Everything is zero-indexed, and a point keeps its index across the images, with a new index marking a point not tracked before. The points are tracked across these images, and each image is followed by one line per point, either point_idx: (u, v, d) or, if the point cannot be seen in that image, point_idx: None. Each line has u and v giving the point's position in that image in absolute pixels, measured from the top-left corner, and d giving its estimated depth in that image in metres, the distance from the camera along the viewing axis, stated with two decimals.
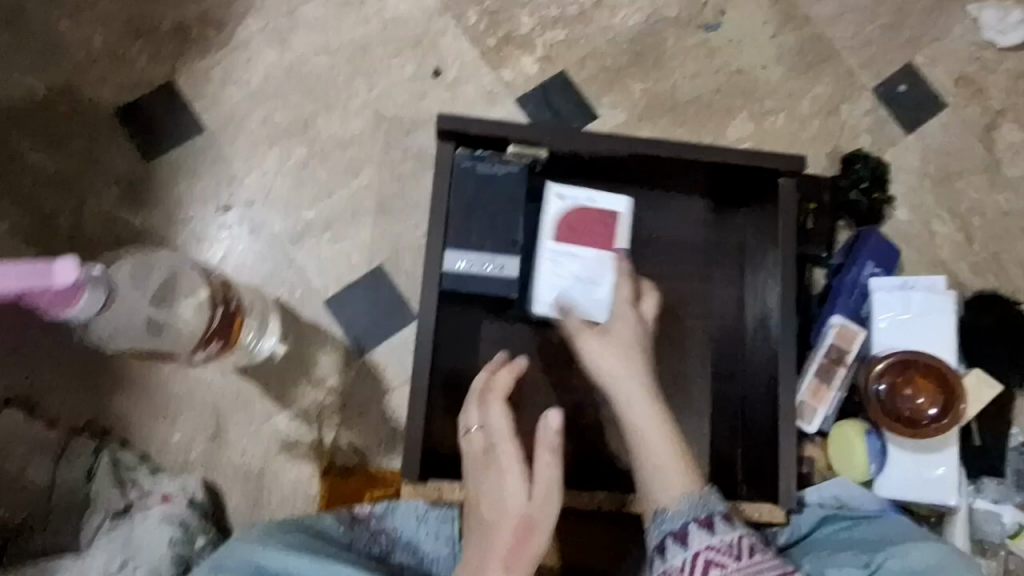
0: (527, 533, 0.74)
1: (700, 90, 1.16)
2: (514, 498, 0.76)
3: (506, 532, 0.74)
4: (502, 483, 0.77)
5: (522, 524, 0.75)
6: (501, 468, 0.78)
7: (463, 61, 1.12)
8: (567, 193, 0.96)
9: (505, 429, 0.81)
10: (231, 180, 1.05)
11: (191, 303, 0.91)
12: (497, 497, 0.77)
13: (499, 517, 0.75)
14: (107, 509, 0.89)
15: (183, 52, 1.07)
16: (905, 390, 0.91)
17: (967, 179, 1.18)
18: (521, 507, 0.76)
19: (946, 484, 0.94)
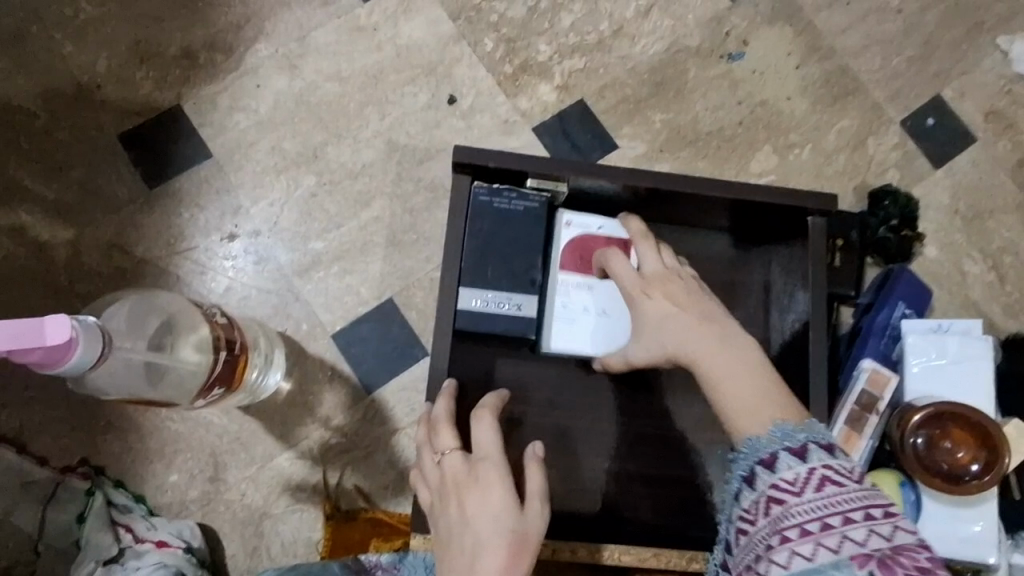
0: (518, 552, 0.64)
1: (722, 122, 1.13)
2: (504, 514, 0.66)
3: (498, 555, 0.63)
4: (484, 503, 0.67)
5: (513, 542, 0.64)
6: (485, 482, 0.68)
7: (478, 89, 1.09)
8: (577, 218, 0.91)
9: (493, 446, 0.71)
10: (237, 209, 1.02)
11: (191, 339, 0.77)
12: (485, 518, 0.66)
13: (485, 542, 0.64)
14: (97, 557, 0.83)
15: (190, 78, 1.04)
16: (943, 443, 0.86)
17: (998, 217, 1.14)
18: (509, 525, 0.65)
19: (984, 542, 0.89)
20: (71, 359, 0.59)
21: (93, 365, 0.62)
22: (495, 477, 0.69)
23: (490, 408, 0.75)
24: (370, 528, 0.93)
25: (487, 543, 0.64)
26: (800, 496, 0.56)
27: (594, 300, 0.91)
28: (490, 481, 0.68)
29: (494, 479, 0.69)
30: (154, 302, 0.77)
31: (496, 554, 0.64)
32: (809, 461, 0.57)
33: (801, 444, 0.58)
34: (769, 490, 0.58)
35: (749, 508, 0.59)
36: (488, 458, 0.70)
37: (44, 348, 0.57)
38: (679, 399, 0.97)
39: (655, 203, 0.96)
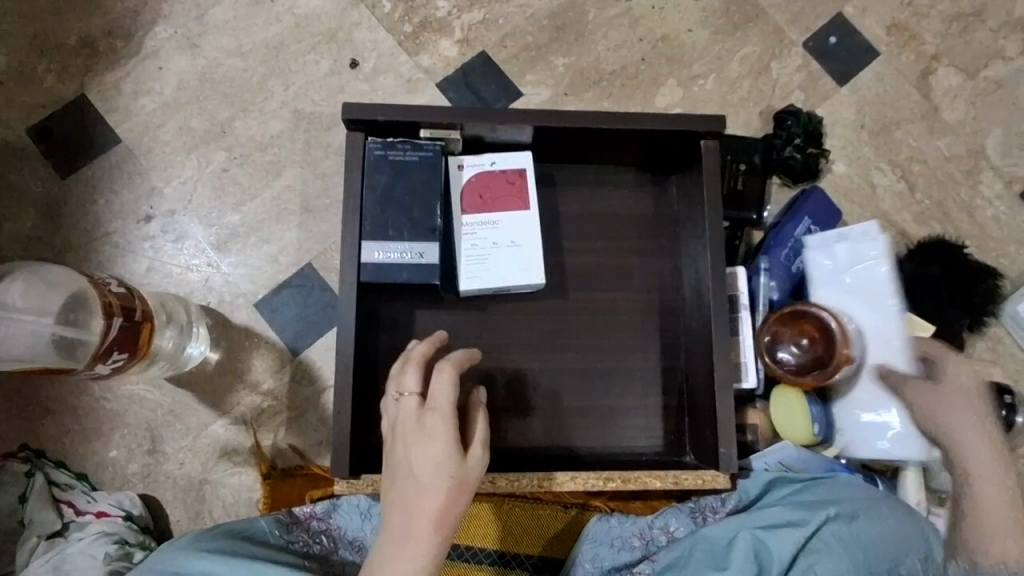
0: (455, 496, 0.68)
1: (625, 60, 1.14)
2: (441, 465, 0.68)
3: (428, 501, 0.68)
4: (428, 451, 0.69)
5: (452, 488, 0.68)
6: (430, 433, 0.69)
7: (380, 51, 1.11)
8: (470, 159, 0.96)
9: (445, 402, 0.71)
10: (151, 191, 1.04)
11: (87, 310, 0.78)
12: (425, 467, 0.69)
13: (425, 486, 0.68)
14: (41, 532, 0.87)
15: (91, 67, 1.06)
16: (792, 340, 0.95)
17: (905, 128, 1.16)
18: (450, 471, 0.68)
19: (905, 441, 0.95)
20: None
21: None
22: (442, 429, 0.69)
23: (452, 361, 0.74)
24: (307, 482, 0.96)
25: (422, 487, 0.68)
26: None
27: (500, 234, 0.95)
28: (433, 436, 0.69)
29: (441, 429, 0.69)
30: (71, 277, 0.80)
31: (433, 498, 0.68)
32: None
33: None
34: None
35: None
36: (439, 411, 0.70)
37: None
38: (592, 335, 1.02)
39: (552, 144, 0.99)
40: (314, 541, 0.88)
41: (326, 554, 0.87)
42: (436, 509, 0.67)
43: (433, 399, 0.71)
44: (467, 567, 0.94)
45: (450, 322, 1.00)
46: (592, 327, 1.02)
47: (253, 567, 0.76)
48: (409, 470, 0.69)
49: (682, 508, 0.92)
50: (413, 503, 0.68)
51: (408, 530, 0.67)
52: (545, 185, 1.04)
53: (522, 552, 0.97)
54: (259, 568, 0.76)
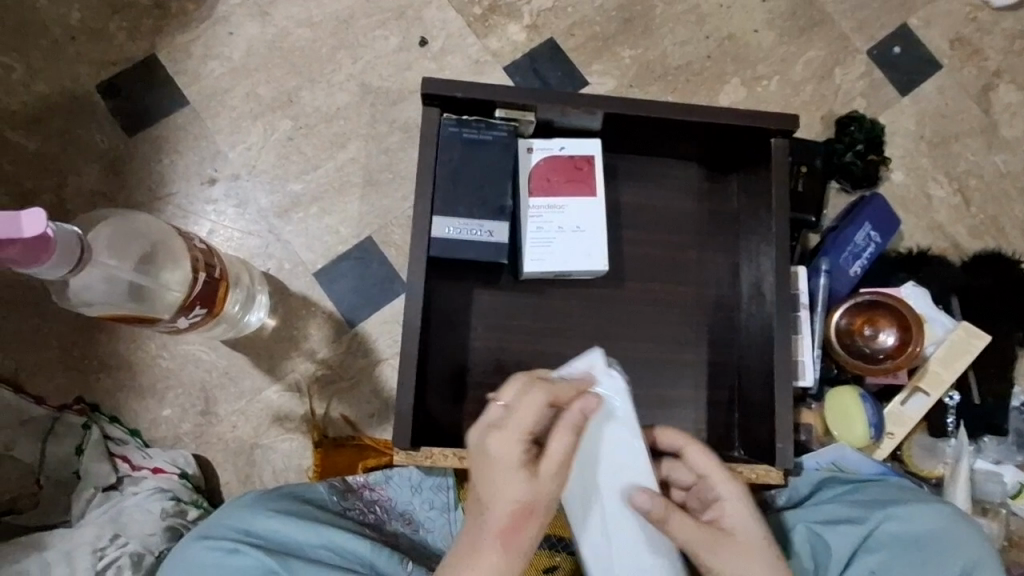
0: (523, 521, 0.61)
1: (691, 56, 1.15)
2: (512, 476, 0.61)
3: (500, 516, 0.61)
4: (499, 472, 0.61)
5: (520, 511, 0.61)
6: (504, 447, 0.61)
7: (449, 31, 1.11)
8: (540, 143, 0.97)
9: (530, 418, 0.62)
10: (216, 154, 1.04)
11: (173, 261, 0.79)
12: (500, 482, 0.61)
13: (491, 504, 0.61)
14: (96, 484, 0.88)
15: (163, 28, 1.06)
16: (865, 331, 0.98)
17: (963, 142, 1.16)
18: (520, 492, 0.61)
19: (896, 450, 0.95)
20: (36, 269, 0.64)
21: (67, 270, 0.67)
22: (515, 441, 0.62)
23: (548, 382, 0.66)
24: (357, 452, 0.97)
25: (493, 505, 0.61)
26: None
27: (566, 219, 0.96)
28: (507, 450, 0.61)
29: (511, 452, 0.61)
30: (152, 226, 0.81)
31: (495, 517, 0.61)
32: None
33: None
34: None
35: None
36: (522, 426, 0.62)
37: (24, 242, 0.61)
38: (646, 325, 1.03)
39: (622, 133, 0.99)
40: (367, 511, 0.88)
41: (380, 525, 0.88)
42: (500, 532, 0.61)
43: (523, 420, 0.62)
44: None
45: (507, 304, 1.01)
46: (647, 318, 1.03)
47: (321, 534, 0.78)
48: (484, 484, 0.62)
49: None
50: (478, 521, 0.62)
51: (483, 551, 0.61)
52: (608, 174, 1.04)
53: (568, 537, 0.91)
54: (327, 535, 0.78)
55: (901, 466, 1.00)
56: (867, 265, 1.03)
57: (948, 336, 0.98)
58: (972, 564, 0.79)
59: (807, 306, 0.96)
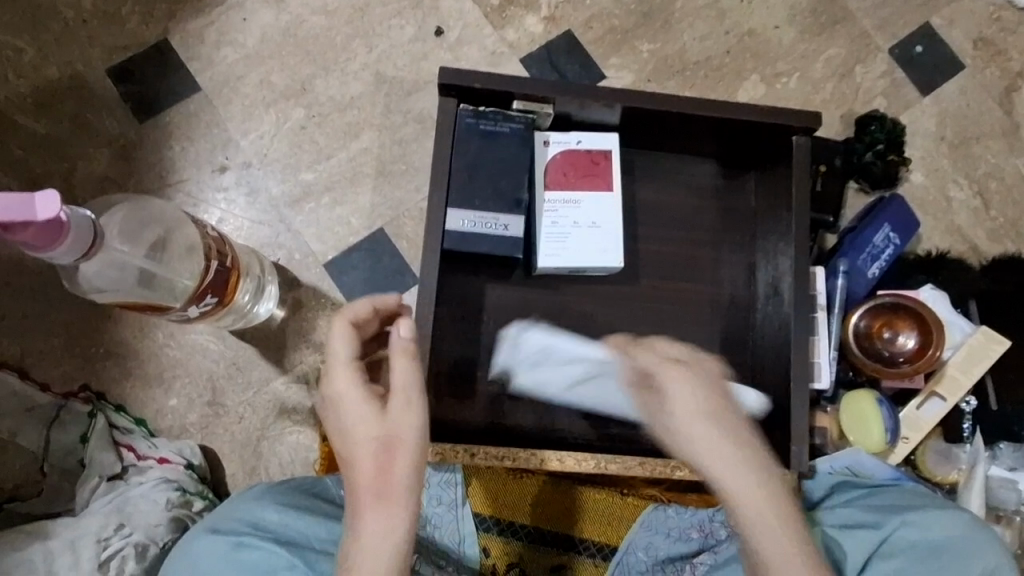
0: (388, 460, 0.59)
1: (710, 52, 1.13)
2: (369, 407, 0.61)
3: (363, 457, 0.59)
4: (343, 412, 0.62)
5: (381, 448, 0.59)
6: (344, 380, 0.62)
7: (465, 21, 1.09)
8: (556, 137, 0.95)
9: (342, 347, 0.64)
10: (228, 142, 1.03)
11: (185, 248, 0.78)
12: (354, 410, 0.61)
13: (351, 450, 0.60)
14: (101, 473, 0.87)
15: (176, 13, 1.05)
16: (883, 334, 0.97)
17: (985, 144, 1.14)
18: (374, 429, 0.60)
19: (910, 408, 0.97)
20: (48, 254, 0.62)
21: (77, 258, 0.66)
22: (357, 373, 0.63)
23: (350, 315, 0.66)
24: None
25: (355, 439, 0.60)
26: None
27: (582, 214, 0.94)
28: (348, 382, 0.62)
29: (344, 379, 0.62)
30: (166, 214, 0.79)
31: (361, 464, 0.59)
32: None
33: None
34: None
35: None
36: (337, 355, 0.64)
37: (37, 226, 0.59)
38: (659, 323, 1.01)
39: (639, 128, 0.98)
40: None
41: None
42: (368, 480, 0.59)
43: (336, 347, 0.64)
44: (501, 541, 0.93)
45: (519, 299, 0.99)
46: (661, 317, 1.01)
47: (331, 529, 0.77)
48: (341, 415, 0.62)
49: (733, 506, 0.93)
50: (347, 474, 0.60)
51: (361, 498, 0.59)
52: (624, 170, 1.03)
53: (557, 530, 0.95)
54: (337, 531, 0.77)
55: (914, 471, 0.99)
56: (885, 266, 1.01)
57: (966, 340, 0.97)
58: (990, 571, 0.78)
59: (825, 308, 0.95)
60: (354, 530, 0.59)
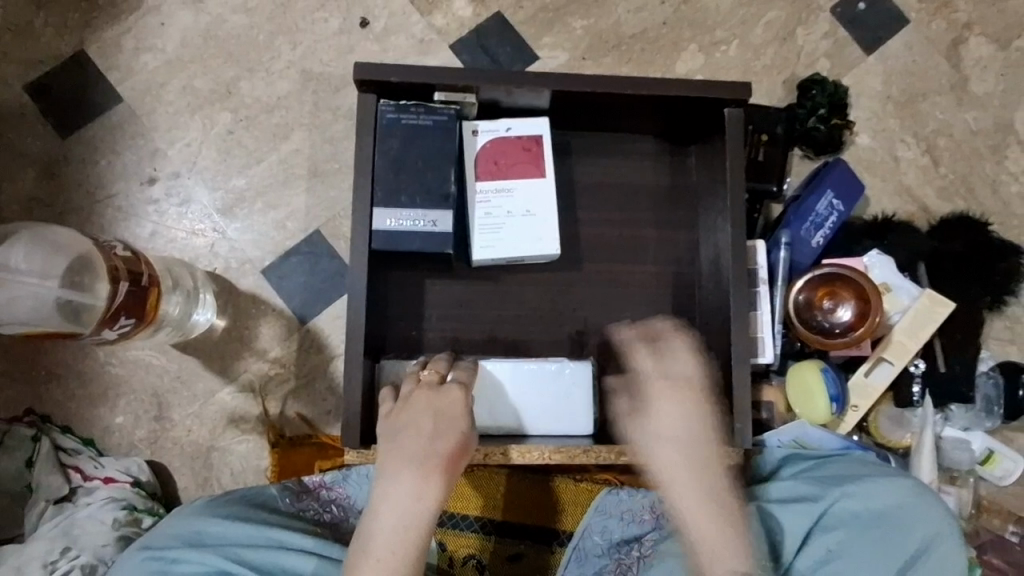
0: (459, 455, 0.75)
1: (645, 23, 1.10)
2: (464, 425, 0.75)
3: (446, 444, 0.74)
4: (449, 407, 0.75)
5: (459, 447, 0.74)
6: (453, 396, 0.76)
7: (391, 10, 1.06)
8: (484, 125, 0.93)
9: (469, 379, 0.79)
10: (155, 152, 1.01)
11: (90, 272, 0.76)
12: (446, 416, 0.75)
13: (438, 435, 0.74)
14: (48, 496, 0.87)
15: (91, 22, 1.02)
16: (823, 305, 0.96)
17: (932, 100, 1.12)
18: (463, 432, 0.75)
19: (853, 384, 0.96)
20: None
21: None
22: (462, 396, 0.76)
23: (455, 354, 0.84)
24: (315, 450, 0.96)
25: (446, 427, 0.74)
26: None
27: (514, 203, 0.92)
28: (457, 404, 0.76)
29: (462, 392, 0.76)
30: (74, 242, 0.78)
31: (445, 446, 0.74)
32: None
33: None
34: None
35: None
36: (462, 381, 0.78)
37: None
38: (605, 307, 1.00)
39: (571, 110, 0.95)
40: (324, 510, 0.87)
41: (337, 523, 0.87)
42: (445, 459, 0.73)
43: (453, 373, 0.79)
44: (457, 534, 0.95)
45: (460, 292, 0.98)
46: (606, 300, 1.00)
47: (270, 536, 0.77)
48: (430, 413, 0.75)
49: None
50: (428, 446, 0.73)
51: (424, 463, 0.73)
52: (560, 153, 1.01)
53: (508, 520, 0.96)
54: (275, 536, 0.77)
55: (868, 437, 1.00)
56: (830, 234, 1.00)
57: (913, 304, 0.96)
58: (924, 542, 0.80)
59: (767, 281, 0.94)
60: (400, 485, 0.73)
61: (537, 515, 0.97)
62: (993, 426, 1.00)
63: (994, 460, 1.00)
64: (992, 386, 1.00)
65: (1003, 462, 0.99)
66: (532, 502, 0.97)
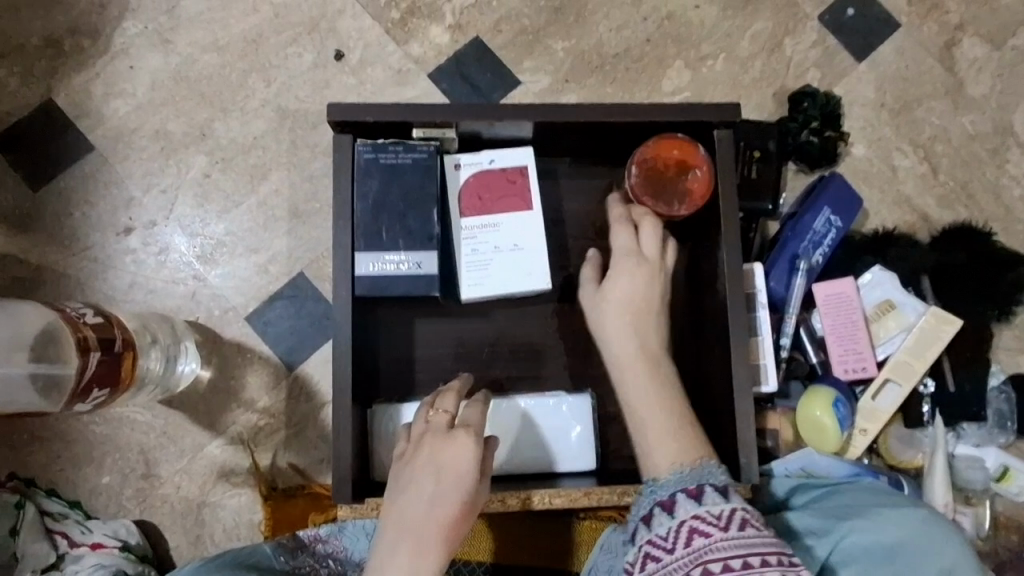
0: (465, 515, 0.71)
1: (629, 41, 1.07)
2: (468, 483, 0.71)
3: (450, 506, 0.70)
4: (450, 459, 0.72)
5: (464, 506, 0.71)
6: (460, 447, 0.72)
7: (366, 40, 1.03)
8: (468, 158, 0.90)
9: (479, 425, 0.75)
10: (130, 201, 0.98)
11: (54, 342, 0.73)
12: (451, 474, 0.71)
13: (441, 494, 0.70)
14: (35, 566, 0.84)
15: (57, 69, 0.99)
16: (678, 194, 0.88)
17: (927, 105, 1.08)
18: (468, 489, 0.71)
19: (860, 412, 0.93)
20: None
21: None
22: (470, 446, 0.73)
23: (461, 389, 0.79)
24: (309, 501, 0.93)
25: (448, 485, 0.71)
26: (719, 530, 0.65)
27: (501, 238, 0.89)
28: (463, 458, 0.72)
29: (466, 442, 0.72)
30: (38, 312, 0.75)
31: (447, 508, 0.70)
32: (675, 516, 0.68)
33: (696, 487, 0.69)
34: (689, 519, 0.67)
35: (666, 536, 0.67)
36: (471, 427, 0.74)
37: None
38: None
39: (557, 138, 0.92)
40: (319, 565, 0.84)
41: None
42: (449, 521, 0.70)
43: (464, 415, 0.76)
44: None
45: (450, 331, 0.96)
46: None
47: None
48: (433, 471, 0.71)
49: None
50: (428, 510, 0.70)
51: (423, 527, 0.69)
52: (546, 182, 0.98)
53: (509, 563, 0.92)
54: None
55: (877, 459, 0.96)
56: (829, 252, 0.97)
57: (918, 323, 0.94)
58: None
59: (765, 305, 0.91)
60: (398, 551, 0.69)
61: (541, 559, 0.93)
62: (1007, 441, 0.97)
63: (1009, 477, 0.96)
64: (1003, 400, 0.97)
65: (1020, 478, 0.95)
66: (536, 545, 0.93)
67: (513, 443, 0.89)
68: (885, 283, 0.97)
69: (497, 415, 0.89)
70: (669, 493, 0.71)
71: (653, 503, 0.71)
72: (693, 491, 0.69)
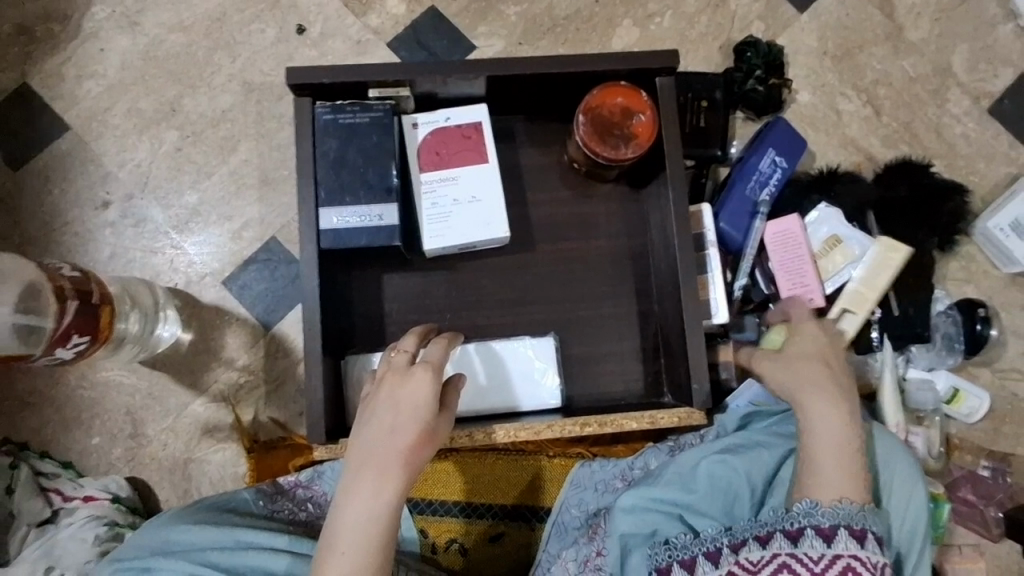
0: (424, 445, 0.75)
1: (578, 3, 1.11)
2: (424, 414, 0.74)
3: (408, 436, 0.74)
4: (409, 394, 0.75)
5: (423, 437, 0.74)
6: (418, 382, 0.75)
7: (326, 14, 1.08)
8: (425, 117, 0.95)
9: (439, 360, 0.77)
10: (106, 176, 1.02)
11: (31, 293, 0.79)
12: (409, 406, 0.75)
13: (399, 425, 0.74)
14: (30, 520, 0.89)
15: (31, 53, 1.03)
16: (625, 139, 0.92)
17: (869, 51, 1.13)
18: (426, 421, 0.75)
19: None
20: None
21: None
22: (429, 381, 0.76)
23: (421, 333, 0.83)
24: (290, 452, 0.97)
25: (406, 418, 0.74)
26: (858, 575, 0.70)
27: (459, 190, 0.94)
28: (420, 391, 0.75)
29: (422, 377, 0.75)
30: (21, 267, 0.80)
31: (405, 439, 0.74)
32: (796, 547, 0.73)
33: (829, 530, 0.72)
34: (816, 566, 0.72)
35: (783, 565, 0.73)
36: (431, 362, 0.77)
37: None
38: (563, 284, 1.02)
39: (508, 95, 0.96)
40: (299, 510, 0.89)
41: (312, 521, 0.88)
42: (407, 451, 0.73)
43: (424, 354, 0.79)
44: (437, 520, 0.97)
45: (418, 284, 1.00)
46: (562, 278, 1.02)
47: (237, 537, 0.79)
48: (392, 405, 0.75)
49: (661, 448, 0.94)
50: (388, 441, 0.74)
51: (384, 458, 0.73)
52: (502, 139, 1.02)
53: (482, 502, 0.98)
54: (244, 537, 0.79)
55: None
56: (775, 192, 1.01)
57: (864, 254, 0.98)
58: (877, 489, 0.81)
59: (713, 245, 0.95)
60: (360, 480, 0.73)
61: (513, 498, 0.98)
62: (956, 362, 1.02)
63: (958, 398, 1.02)
64: (950, 324, 1.02)
65: (968, 399, 1.02)
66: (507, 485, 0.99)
67: (480, 385, 0.93)
68: (832, 219, 1.01)
69: (465, 360, 0.93)
70: (830, 525, 0.72)
71: (810, 528, 0.73)
72: (858, 539, 0.71)
